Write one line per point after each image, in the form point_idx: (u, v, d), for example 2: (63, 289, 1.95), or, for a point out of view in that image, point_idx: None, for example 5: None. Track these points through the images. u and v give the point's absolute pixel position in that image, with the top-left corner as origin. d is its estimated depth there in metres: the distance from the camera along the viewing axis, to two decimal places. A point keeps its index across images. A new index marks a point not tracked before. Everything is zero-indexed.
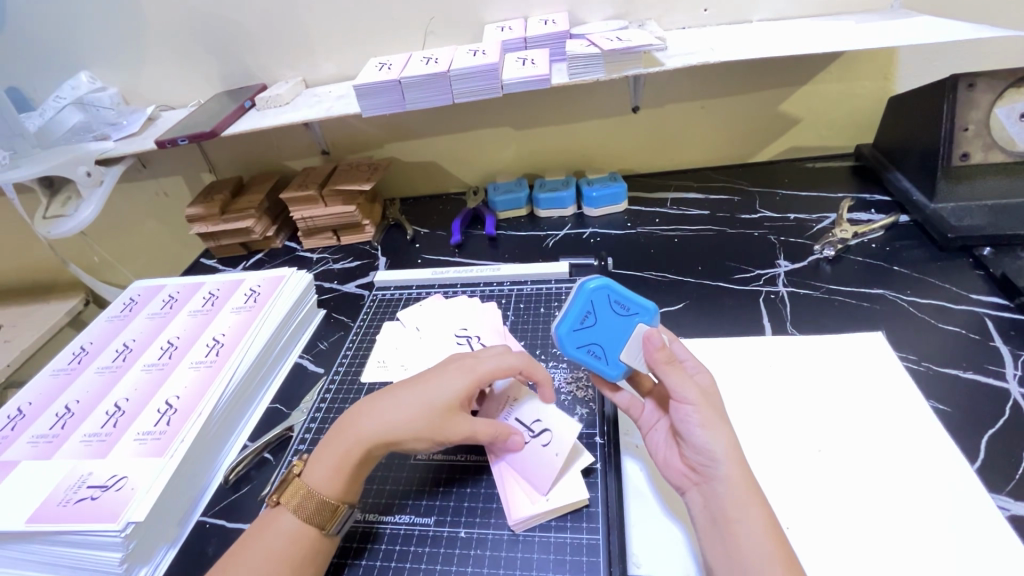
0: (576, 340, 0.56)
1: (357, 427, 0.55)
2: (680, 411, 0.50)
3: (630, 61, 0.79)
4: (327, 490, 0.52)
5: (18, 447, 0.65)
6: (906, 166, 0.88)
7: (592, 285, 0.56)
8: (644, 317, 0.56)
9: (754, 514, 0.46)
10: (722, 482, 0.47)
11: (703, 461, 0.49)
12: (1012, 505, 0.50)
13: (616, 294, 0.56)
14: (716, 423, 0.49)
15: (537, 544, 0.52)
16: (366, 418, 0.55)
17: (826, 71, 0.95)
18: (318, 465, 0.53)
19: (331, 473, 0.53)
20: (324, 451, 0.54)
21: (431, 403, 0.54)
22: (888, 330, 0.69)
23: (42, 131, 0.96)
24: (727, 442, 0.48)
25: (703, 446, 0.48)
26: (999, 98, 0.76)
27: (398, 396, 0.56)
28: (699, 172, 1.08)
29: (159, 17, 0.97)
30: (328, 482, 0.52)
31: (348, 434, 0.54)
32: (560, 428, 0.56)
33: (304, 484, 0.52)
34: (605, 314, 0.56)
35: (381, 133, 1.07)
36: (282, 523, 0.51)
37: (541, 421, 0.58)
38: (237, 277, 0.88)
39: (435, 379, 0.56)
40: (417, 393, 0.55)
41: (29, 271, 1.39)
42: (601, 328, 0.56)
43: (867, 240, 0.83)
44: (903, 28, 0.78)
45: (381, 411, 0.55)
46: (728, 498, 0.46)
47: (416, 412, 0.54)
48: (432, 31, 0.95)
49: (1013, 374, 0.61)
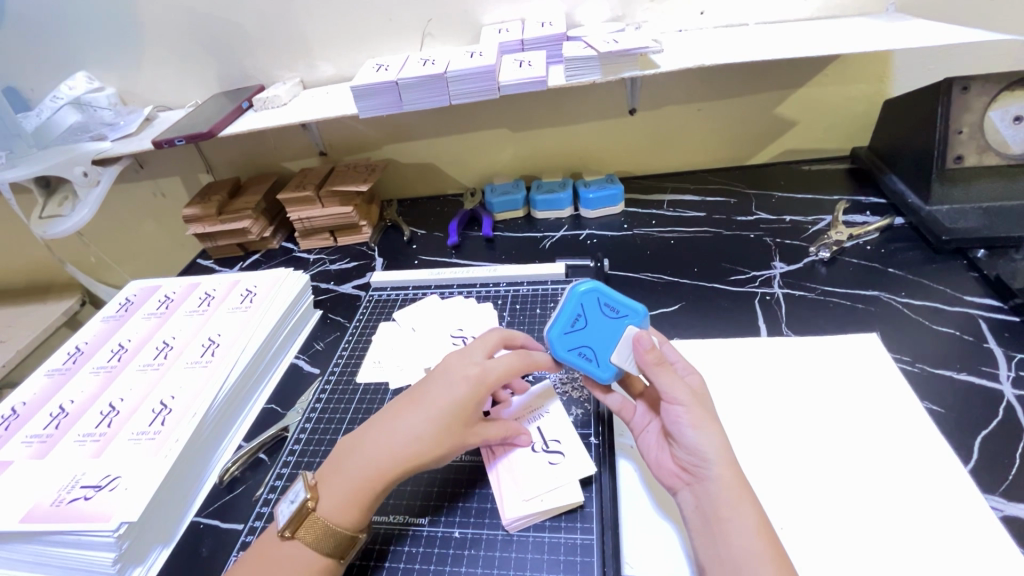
0: (566, 342, 0.57)
1: (368, 457, 0.53)
2: (671, 413, 0.50)
3: (628, 63, 0.80)
4: (347, 523, 0.51)
5: (13, 446, 0.65)
6: (901, 168, 0.88)
7: (581, 288, 0.57)
8: (634, 320, 0.56)
9: (745, 513, 0.46)
10: (715, 483, 0.47)
11: (694, 462, 0.49)
12: (1006, 505, 0.50)
13: (606, 297, 0.56)
14: (707, 423, 0.49)
15: (531, 544, 0.52)
16: (378, 446, 0.54)
17: (821, 74, 0.95)
18: (327, 496, 0.52)
19: (349, 507, 0.52)
20: (333, 483, 0.53)
21: (444, 416, 0.54)
22: (882, 332, 0.70)
23: (41, 131, 0.95)
24: (718, 441, 0.49)
25: (694, 447, 0.48)
26: (993, 100, 0.77)
27: (404, 417, 0.55)
28: (695, 174, 1.08)
29: (157, 18, 0.97)
30: (348, 515, 0.51)
31: (359, 464, 0.53)
32: (575, 455, 0.57)
33: (319, 517, 0.51)
34: (595, 316, 0.57)
35: (379, 135, 1.07)
36: (291, 552, 0.50)
37: (559, 442, 0.58)
38: (233, 278, 0.88)
39: (441, 396, 0.55)
40: (424, 412, 0.54)
41: (26, 272, 1.38)
42: (591, 331, 0.56)
43: (862, 242, 0.84)
44: (898, 32, 0.78)
45: (391, 439, 0.54)
46: (720, 497, 0.47)
47: (428, 435, 0.53)
48: (430, 33, 0.95)
49: (1007, 376, 0.61)
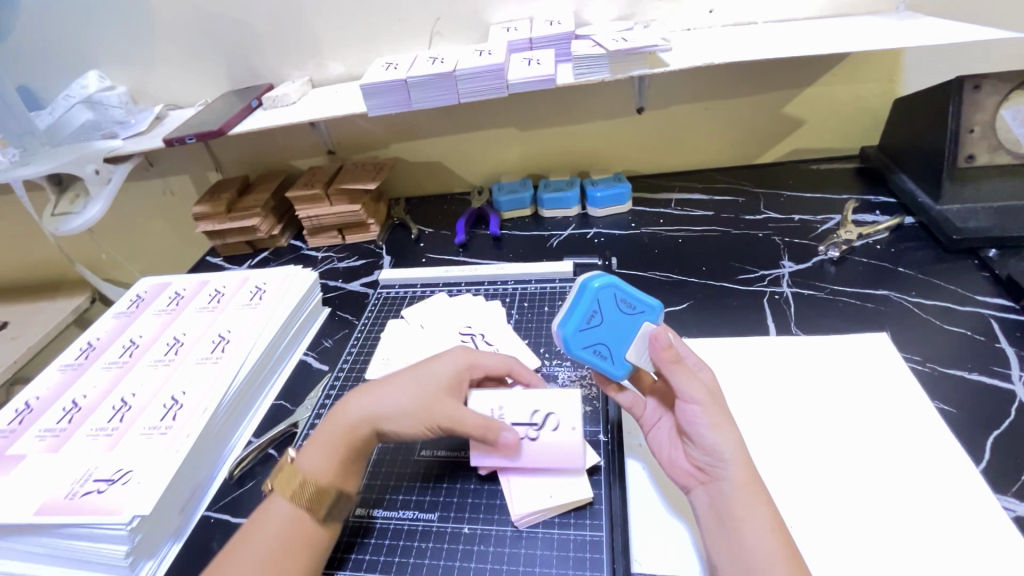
0: (581, 340, 0.55)
1: (346, 413, 0.56)
2: (687, 412, 0.50)
3: (636, 62, 0.80)
4: (322, 477, 0.53)
5: (26, 440, 0.66)
6: (911, 167, 0.88)
7: (597, 284, 0.55)
8: (650, 316, 0.56)
9: (760, 514, 0.46)
10: (729, 483, 0.47)
11: (708, 461, 0.49)
12: (1018, 506, 0.50)
13: (622, 293, 0.56)
14: (723, 423, 0.49)
15: (541, 540, 0.52)
16: (359, 405, 0.56)
17: (831, 73, 0.95)
18: (310, 451, 0.55)
19: (321, 458, 0.54)
20: (316, 438, 0.56)
21: (425, 384, 0.56)
22: (892, 331, 0.69)
23: (53, 129, 0.96)
24: (734, 441, 0.49)
25: (711, 446, 0.48)
26: (1005, 99, 0.76)
27: (388, 381, 0.58)
28: (703, 173, 1.08)
29: (168, 18, 0.98)
30: (319, 466, 0.53)
31: (339, 417, 0.56)
32: (564, 410, 0.56)
33: (298, 468, 0.53)
34: (611, 313, 0.56)
35: (387, 134, 1.07)
36: (273, 506, 0.52)
37: (539, 409, 0.57)
38: (243, 275, 0.88)
39: (425, 364, 0.59)
40: (405, 376, 0.58)
41: (37, 269, 1.40)
42: (607, 327, 0.56)
43: (872, 242, 0.83)
44: (909, 30, 0.78)
45: (369, 397, 0.57)
46: (735, 496, 0.47)
47: (403, 394, 0.56)
48: (438, 32, 0.96)
49: (1019, 376, 0.61)
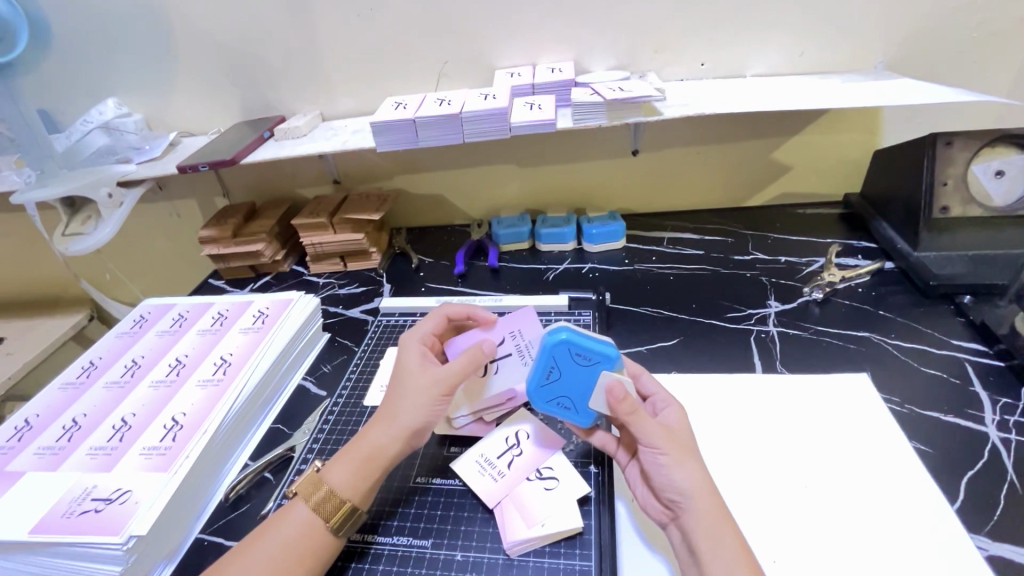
0: (543, 394, 0.58)
1: (369, 442, 0.57)
2: (649, 456, 0.52)
3: (631, 110, 0.85)
4: (345, 494, 0.54)
5: (24, 458, 0.66)
6: (890, 215, 0.92)
7: (551, 341, 0.56)
8: (607, 365, 0.56)
9: (726, 547, 0.47)
10: (695, 519, 0.49)
11: (674, 498, 0.51)
12: (991, 545, 0.52)
13: (577, 346, 0.56)
14: (686, 461, 0.51)
15: (532, 569, 0.53)
16: (377, 425, 0.58)
17: (814, 124, 1.01)
18: (338, 466, 0.56)
19: (351, 477, 0.55)
20: (346, 454, 0.57)
21: (410, 376, 0.59)
22: (872, 372, 0.72)
23: (70, 152, 1.00)
24: (696, 478, 0.50)
25: (673, 484, 0.50)
26: (976, 155, 0.81)
27: (393, 406, 0.58)
28: (695, 213, 1.12)
29: (189, 53, 1.03)
30: (345, 484, 0.55)
31: (365, 444, 0.57)
32: (568, 481, 0.59)
33: (324, 479, 0.55)
34: (567, 368, 0.56)
35: (392, 166, 1.11)
36: (294, 510, 0.54)
37: (552, 469, 0.60)
38: (246, 299, 0.90)
39: (416, 382, 0.58)
40: (407, 399, 0.58)
41: (38, 286, 1.41)
42: (566, 381, 0.57)
43: (854, 284, 0.87)
44: (885, 89, 0.84)
45: (383, 428, 0.57)
46: (701, 533, 0.48)
47: (413, 417, 0.57)
48: (445, 74, 1.02)
49: (992, 419, 0.64)
